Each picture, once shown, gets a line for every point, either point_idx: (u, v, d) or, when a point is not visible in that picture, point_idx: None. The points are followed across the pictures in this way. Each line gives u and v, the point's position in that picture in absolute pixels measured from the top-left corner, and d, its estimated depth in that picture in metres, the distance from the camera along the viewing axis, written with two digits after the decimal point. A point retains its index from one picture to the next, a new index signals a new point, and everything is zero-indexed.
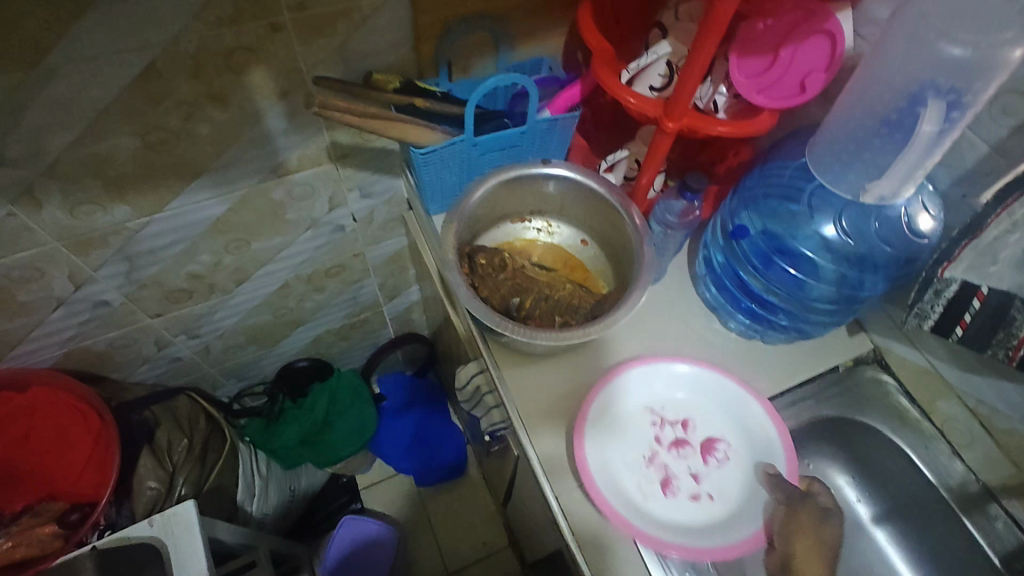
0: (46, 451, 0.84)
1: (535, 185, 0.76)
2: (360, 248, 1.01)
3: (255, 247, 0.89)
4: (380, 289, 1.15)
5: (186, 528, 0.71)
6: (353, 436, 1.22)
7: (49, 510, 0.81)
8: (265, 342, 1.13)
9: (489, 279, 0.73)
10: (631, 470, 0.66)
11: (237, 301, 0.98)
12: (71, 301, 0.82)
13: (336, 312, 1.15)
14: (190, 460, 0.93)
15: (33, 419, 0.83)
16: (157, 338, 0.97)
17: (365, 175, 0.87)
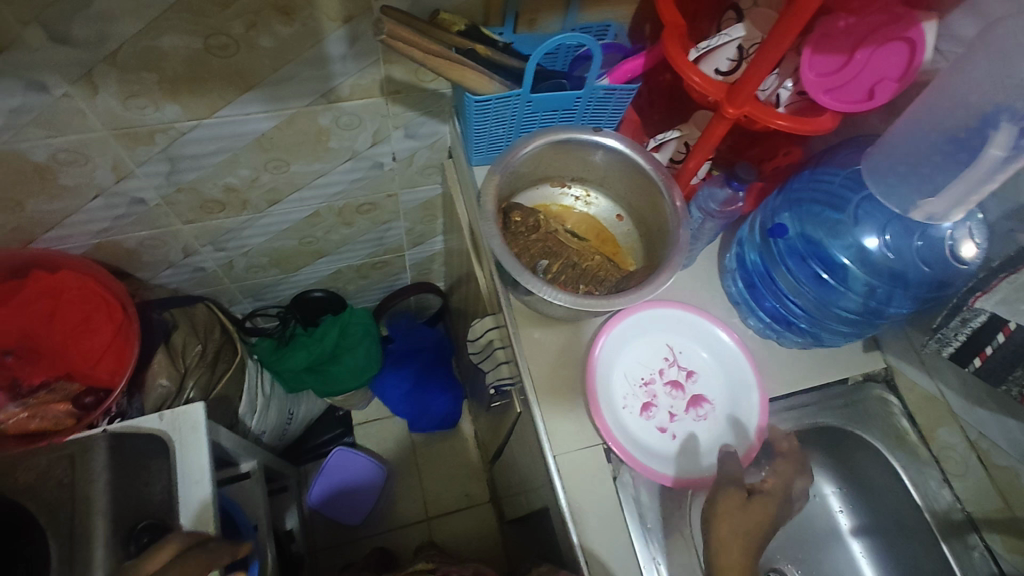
0: (66, 334, 0.85)
1: (581, 153, 0.75)
2: (394, 189, 1.02)
3: (293, 170, 0.90)
4: (406, 233, 1.16)
5: (193, 428, 0.75)
6: (356, 372, 1.24)
7: (65, 389, 0.84)
8: (286, 267, 1.15)
9: (520, 237, 0.74)
10: (620, 387, 0.70)
11: (267, 221, 1.00)
12: (110, 192, 0.83)
13: (361, 249, 1.17)
14: (201, 366, 0.96)
15: (58, 300, 0.84)
16: (185, 244, 0.98)
17: (414, 116, 0.87)
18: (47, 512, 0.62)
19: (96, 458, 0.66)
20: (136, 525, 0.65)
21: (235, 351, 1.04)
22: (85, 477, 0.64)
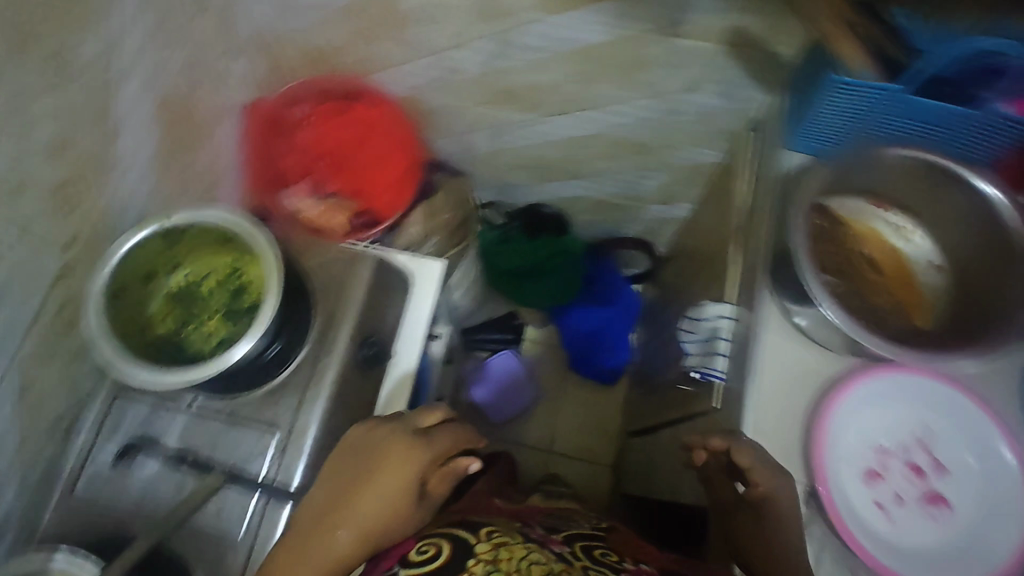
0: (363, 162, 0.97)
1: (939, 187, 0.69)
2: (674, 142, 0.98)
3: (597, 88, 0.90)
4: (657, 189, 1.12)
5: (430, 279, 0.83)
6: (554, 291, 1.30)
7: (344, 206, 0.96)
8: (536, 176, 1.20)
9: (822, 244, 0.73)
10: (855, 448, 0.69)
11: (545, 127, 1.03)
12: (443, 53, 0.91)
13: (608, 186, 1.17)
14: (441, 231, 1.05)
15: (370, 131, 0.97)
16: (469, 122, 1.06)
17: (741, 75, 0.81)
18: (318, 295, 0.76)
19: (364, 271, 0.77)
20: (368, 336, 0.76)
21: (464, 233, 1.12)
22: (351, 282, 0.76)
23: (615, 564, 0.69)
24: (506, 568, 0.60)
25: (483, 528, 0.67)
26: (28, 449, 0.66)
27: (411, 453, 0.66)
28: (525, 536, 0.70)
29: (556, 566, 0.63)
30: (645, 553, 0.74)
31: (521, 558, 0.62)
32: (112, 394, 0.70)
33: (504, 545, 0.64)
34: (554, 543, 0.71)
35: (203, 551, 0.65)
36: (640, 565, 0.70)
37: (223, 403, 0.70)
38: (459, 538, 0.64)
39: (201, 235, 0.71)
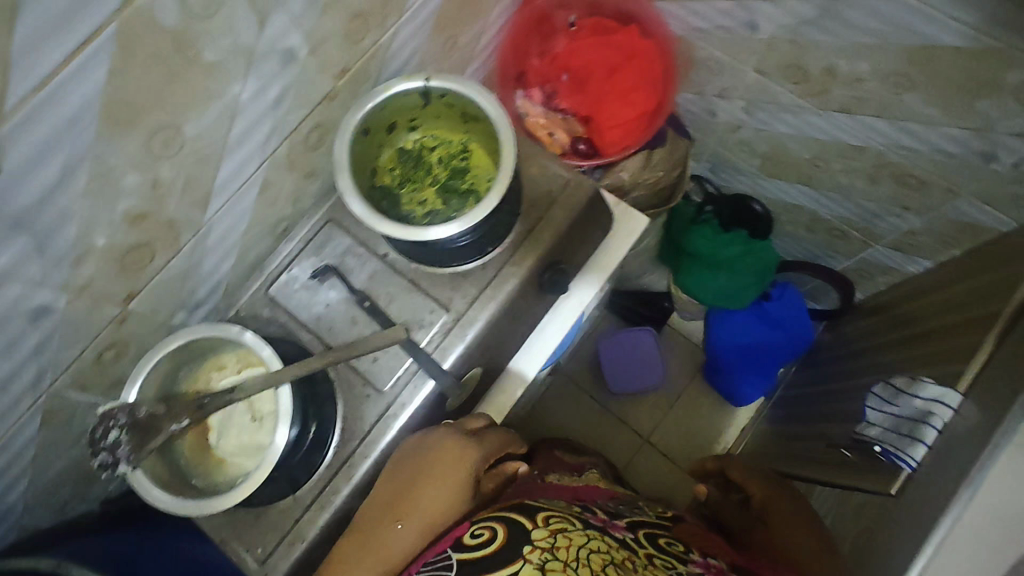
0: (607, 88, 0.90)
1: None
2: (962, 190, 0.81)
3: (905, 98, 0.75)
4: (903, 234, 0.96)
5: (629, 231, 0.80)
6: (729, 293, 1.21)
7: (572, 125, 0.93)
8: (765, 168, 1.07)
9: None
10: None
11: (811, 121, 0.89)
12: (746, 2, 0.78)
13: (845, 209, 1.01)
14: (649, 188, 0.99)
15: (628, 59, 0.89)
16: (726, 86, 0.95)
17: None
18: (529, 204, 0.74)
19: (579, 198, 0.74)
20: (555, 262, 0.74)
21: (668, 198, 1.05)
22: (564, 205, 0.73)
23: (684, 557, 0.64)
24: (565, 558, 0.56)
25: (541, 513, 0.63)
26: (248, 238, 0.73)
27: (464, 452, 0.66)
28: (585, 518, 0.64)
29: (619, 556, 0.59)
30: (710, 543, 0.69)
31: (585, 547, 0.58)
32: (326, 218, 0.76)
33: (564, 531, 0.60)
34: (615, 528, 0.66)
35: (351, 389, 0.69)
36: (710, 559, 0.65)
37: (412, 267, 0.73)
38: (516, 525, 0.61)
39: (451, 104, 0.69)
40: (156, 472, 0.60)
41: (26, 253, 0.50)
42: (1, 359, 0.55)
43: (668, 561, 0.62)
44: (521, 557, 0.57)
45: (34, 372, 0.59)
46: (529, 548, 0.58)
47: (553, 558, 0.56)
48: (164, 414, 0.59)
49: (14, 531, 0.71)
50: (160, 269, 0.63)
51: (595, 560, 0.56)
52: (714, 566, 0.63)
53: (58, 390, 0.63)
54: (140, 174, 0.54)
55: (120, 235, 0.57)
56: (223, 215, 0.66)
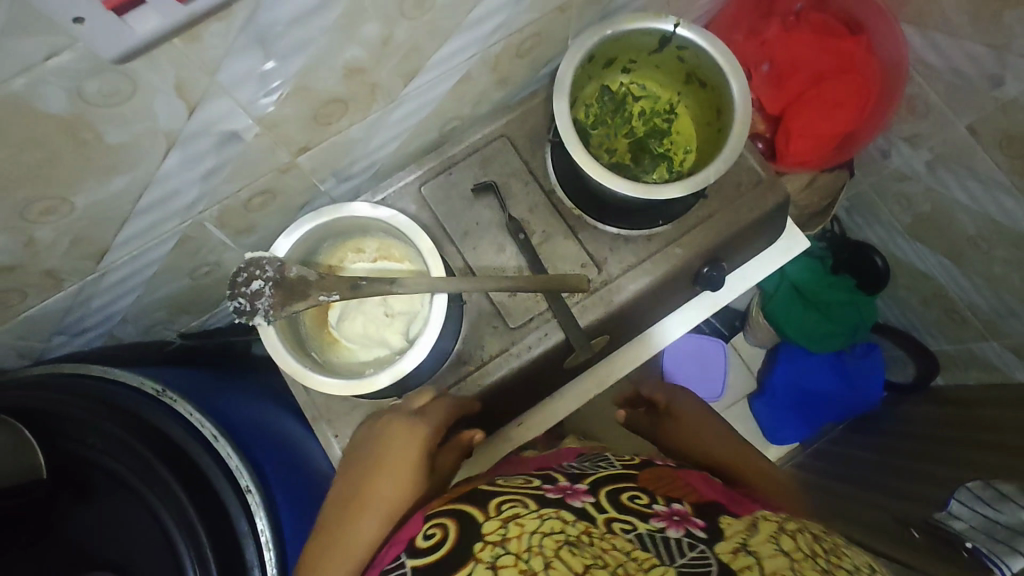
0: (806, 93, 0.84)
1: None
2: None
3: None
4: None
5: (786, 249, 0.76)
6: (815, 339, 1.18)
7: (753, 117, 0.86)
8: (913, 227, 1.01)
9: None
10: None
11: (998, 202, 0.83)
12: (1006, 56, 0.70)
13: (979, 298, 0.96)
14: (798, 210, 0.94)
15: (841, 71, 0.82)
16: (921, 134, 0.88)
17: None
18: (713, 192, 0.69)
19: (766, 200, 0.69)
20: (715, 259, 0.70)
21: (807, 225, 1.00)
22: (749, 204, 0.69)
23: (648, 509, 0.53)
24: (518, 550, 0.45)
25: (496, 499, 0.53)
26: (419, 127, 0.68)
27: (414, 428, 0.59)
28: (543, 494, 0.54)
29: (575, 531, 0.48)
30: (679, 489, 0.59)
31: (539, 530, 0.47)
32: (499, 133, 0.71)
33: (518, 518, 0.49)
34: (575, 494, 0.55)
35: (480, 316, 0.66)
36: (676, 504, 0.55)
37: (575, 214, 0.69)
38: (469, 517, 0.51)
39: (682, 59, 0.63)
40: (284, 336, 0.58)
41: (250, 73, 0.46)
42: (180, 173, 0.51)
43: (627, 521, 0.51)
44: (469, 556, 0.46)
45: (195, 194, 0.55)
46: (479, 544, 0.47)
47: (505, 552, 0.45)
48: (314, 280, 0.56)
49: (102, 339, 0.70)
50: (341, 131, 0.59)
51: (549, 543, 0.45)
52: (679, 513, 0.52)
53: (203, 220, 0.59)
54: (379, 26, 0.49)
55: (329, 84, 0.52)
56: (415, 96, 0.61)
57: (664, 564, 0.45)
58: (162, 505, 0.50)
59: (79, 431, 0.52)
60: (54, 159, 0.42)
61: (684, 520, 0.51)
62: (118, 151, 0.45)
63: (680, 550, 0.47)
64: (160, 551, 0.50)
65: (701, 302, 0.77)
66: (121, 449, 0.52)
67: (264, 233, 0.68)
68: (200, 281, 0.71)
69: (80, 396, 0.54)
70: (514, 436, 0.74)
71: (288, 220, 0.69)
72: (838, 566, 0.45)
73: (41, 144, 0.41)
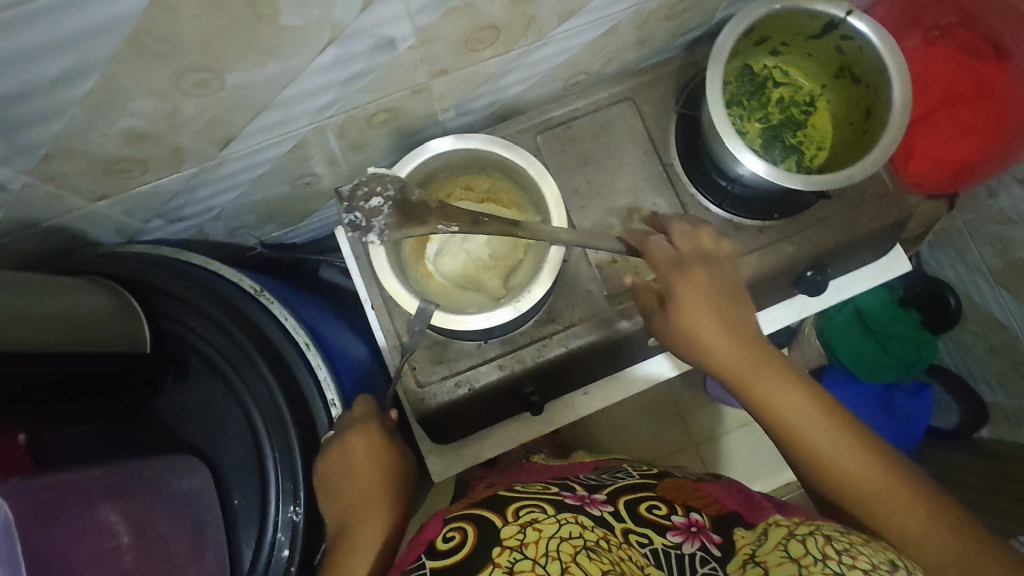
0: (936, 114, 0.80)
1: None
2: None
3: None
4: None
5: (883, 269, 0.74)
6: (869, 369, 1.14)
7: None
8: (1001, 275, 0.99)
9: None
10: None
11: None
12: None
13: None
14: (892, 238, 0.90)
15: (978, 97, 0.78)
16: None
17: None
18: (835, 195, 0.66)
19: (888, 215, 0.67)
20: (821, 266, 0.68)
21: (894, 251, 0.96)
22: (870, 214, 0.66)
23: (667, 521, 0.50)
24: (536, 555, 0.42)
25: (512, 504, 0.49)
26: (549, 73, 0.66)
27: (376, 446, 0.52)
28: (561, 500, 0.51)
29: (593, 536, 0.45)
30: (702, 498, 0.54)
31: (558, 535, 0.44)
32: (626, 95, 0.68)
33: (535, 524, 0.46)
34: (595, 501, 0.51)
35: (577, 277, 0.65)
36: (694, 514, 0.51)
37: (689, 192, 0.67)
38: (488, 522, 0.46)
39: (841, 48, 0.60)
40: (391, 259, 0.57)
41: None
42: (326, 72, 0.49)
43: (643, 533, 0.48)
44: (487, 561, 0.42)
45: (330, 98, 0.53)
46: (496, 549, 0.43)
47: (522, 556, 0.42)
48: (434, 208, 0.55)
49: (192, 232, 0.69)
50: (483, 61, 0.57)
51: (567, 548, 0.43)
52: (697, 523, 0.50)
53: (326, 126, 0.58)
54: None
55: (493, 8, 0.50)
56: (562, 37, 0.59)
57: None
58: (254, 401, 0.52)
59: (180, 311, 0.54)
60: (228, 28, 0.41)
61: (702, 533, 0.49)
62: (285, 34, 0.43)
63: (693, 565, 0.46)
64: (249, 450, 0.53)
65: (789, 306, 0.75)
66: (219, 336, 0.53)
67: (371, 152, 0.67)
68: (298, 191, 0.70)
69: (183, 279, 0.55)
70: (577, 402, 0.73)
71: (397, 146, 0.67)
72: (854, 568, 0.38)
73: (223, 11, 0.39)
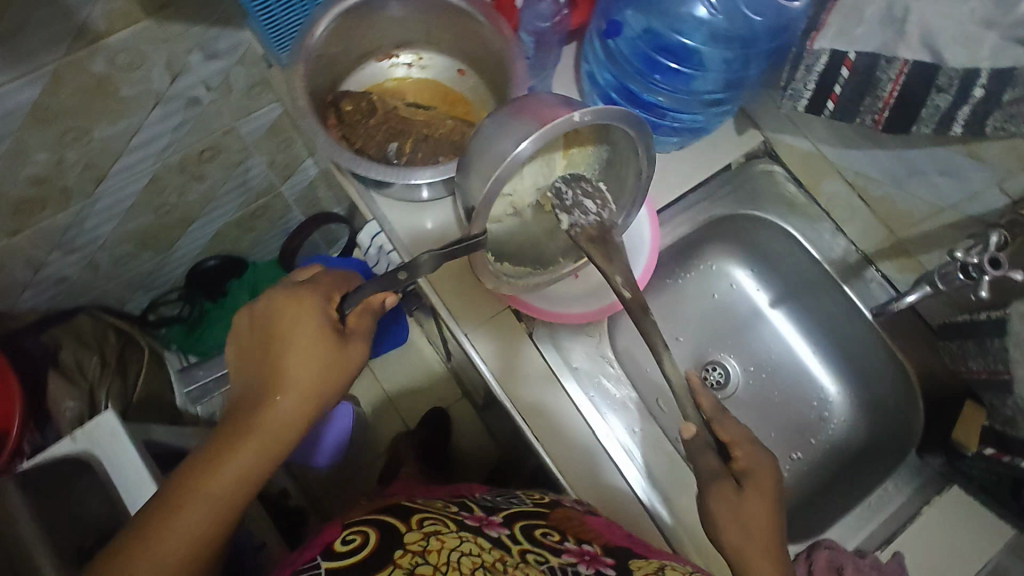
0: None
1: (373, 15, 0.73)
2: (411, 36, 0.79)
3: (97, 135, 0.87)
4: (269, 167, 1.19)
5: (112, 433, 0.72)
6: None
7: None
8: (154, 247, 1.19)
9: (359, 126, 0.75)
10: None
11: (103, 202, 1.00)
12: None
13: (174, 138, 0.98)
14: (108, 375, 1.05)
15: None
16: (27, 258, 1.00)
17: (202, 30, 0.83)
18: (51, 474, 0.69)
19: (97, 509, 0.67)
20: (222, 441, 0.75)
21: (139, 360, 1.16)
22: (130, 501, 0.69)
23: (558, 544, 0.62)
24: (437, 562, 0.57)
25: (417, 517, 0.65)
26: None
27: (305, 307, 0.57)
28: (461, 520, 0.65)
29: (490, 556, 0.58)
30: (586, 527, 0.65)
31: (455, 548, 0.59)
32: None
33: (438, 535, 0.61)
34: (492, 525, 0.65)
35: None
36: (586, 544, 0.62)
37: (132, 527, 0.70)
38: (392, 527, 0.63)
39: None
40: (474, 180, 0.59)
41: None
42: None
43: (540, 555, 0.60)
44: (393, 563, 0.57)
45: None
46: (399, 553, 0.59)
47: (421, 561, 0.57)
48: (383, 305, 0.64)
49: None
50: None
51: (465, 561, 0.57)
52: (587, 551, 0.61)
53: None
54: None
55: None
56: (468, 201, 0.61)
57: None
58: None
59: None
60: None
61: (593, 559, 0.60)
62: None
63: None
64: None
65: None
66: None
67: None
68: None
69: None
70: None
71: None
72: None
73: None
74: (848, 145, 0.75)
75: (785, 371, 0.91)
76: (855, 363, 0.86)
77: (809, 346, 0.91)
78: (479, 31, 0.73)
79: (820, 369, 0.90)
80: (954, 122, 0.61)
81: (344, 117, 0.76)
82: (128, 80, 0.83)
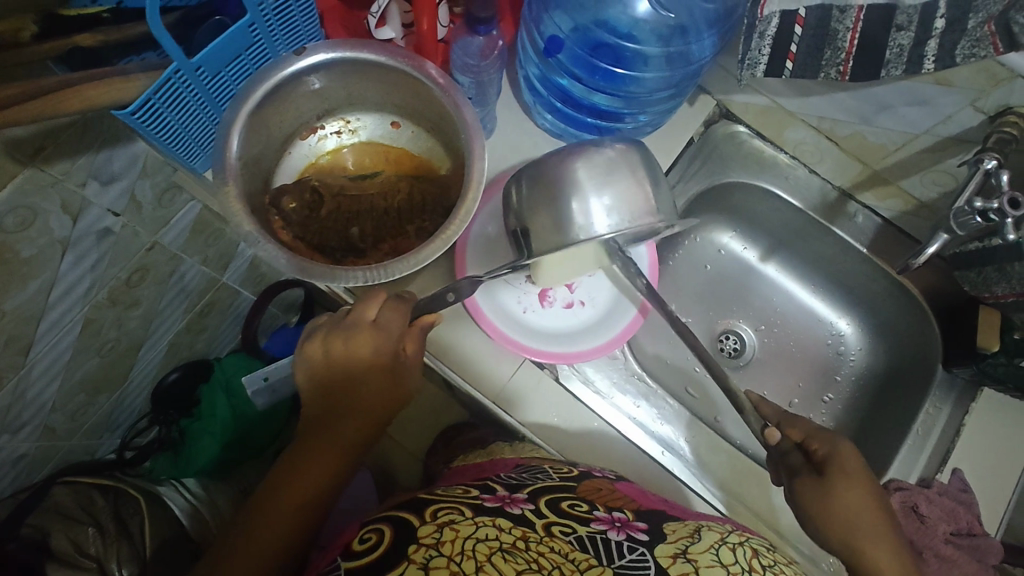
0: None
1: (288, 95, 0.65)
2: (331, 104, 0.71)
3: (10, 307, 0.76)
4: (205, 265, 1.07)
5: None
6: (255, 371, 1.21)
7: None
8: (108, 387, 1.07)
9: (309, 221, 0.68)
10: (513, 296, 0.74)
11: (40, 368, 0.88)
12: None
13: (95, 276, 0.86)
14: (112, 543, 0.98)
15: None
16: None
17: (92, 159, 0.72)
18: None
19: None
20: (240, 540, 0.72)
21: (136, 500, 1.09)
22: None
23: (589, 515, 0.57)
24: (451, 551, 0.50)
25: (434, 508, 0.58)
26: None
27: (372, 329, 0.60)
28: (480, 504, 0.58)
29: (509, 537, 0.52)
30: (617, 497, 0.61)
31: (472, 536, 0.52)
32: None
33: (452, 524, 0.54)
34: (515, 502, 0.58)
35: None
36: (616, 511, 0.58)
37: None
38: (407, 521, 0.55)
39: None
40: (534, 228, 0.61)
41: None
42: None
43: (567, 527, 0.55)
44: (405, 558, 0.50)
45: None
46: (413, 547, 0.51)
47: (435, 553, 0.50)
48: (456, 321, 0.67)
49: None
50: None
51: (482, 548, 0.50)
52: (620, 519, 0.57)
53: None
54: None
55: None
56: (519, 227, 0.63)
57: (598, 566, 0.50)
58: None
59: None
60: None
61: (625, 525, 0.56)
62: None
63: (620, 552, 0.52)
64: None
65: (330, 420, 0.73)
66: None
67: None
68: None
69: None
70: None
71: None
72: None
73: None
74: (807, 94, 0.73)
75: (793, 318, 0.92)
76: (857, 292, 0.87)
77: (807, 288, 0.91)
78: (411, 82, 0.66)
79: (825, 308, 0.91)
80: (925, 58, 0.58)
81: (289, 215, 0.68)
82: (25, 240, 0.71)
